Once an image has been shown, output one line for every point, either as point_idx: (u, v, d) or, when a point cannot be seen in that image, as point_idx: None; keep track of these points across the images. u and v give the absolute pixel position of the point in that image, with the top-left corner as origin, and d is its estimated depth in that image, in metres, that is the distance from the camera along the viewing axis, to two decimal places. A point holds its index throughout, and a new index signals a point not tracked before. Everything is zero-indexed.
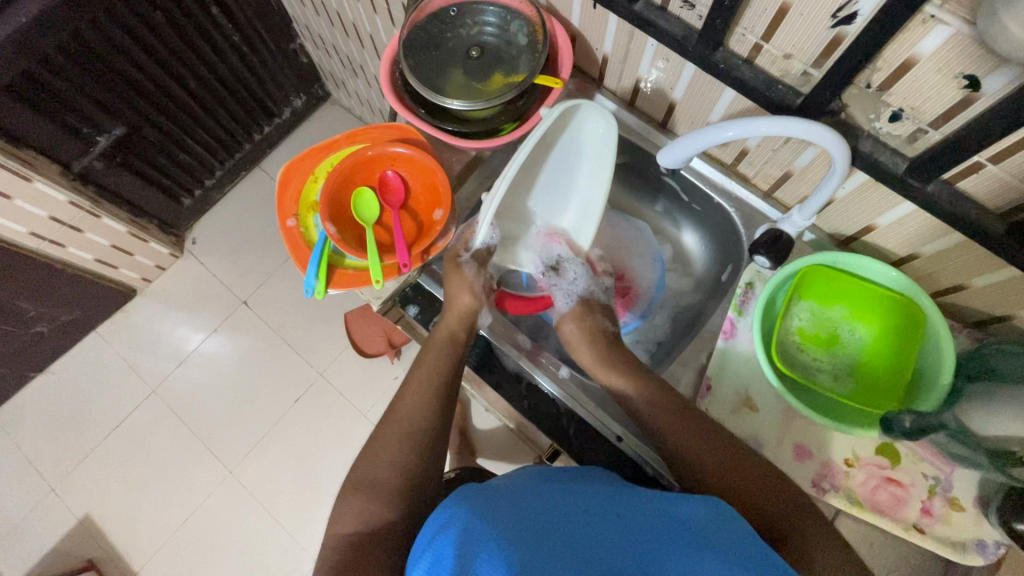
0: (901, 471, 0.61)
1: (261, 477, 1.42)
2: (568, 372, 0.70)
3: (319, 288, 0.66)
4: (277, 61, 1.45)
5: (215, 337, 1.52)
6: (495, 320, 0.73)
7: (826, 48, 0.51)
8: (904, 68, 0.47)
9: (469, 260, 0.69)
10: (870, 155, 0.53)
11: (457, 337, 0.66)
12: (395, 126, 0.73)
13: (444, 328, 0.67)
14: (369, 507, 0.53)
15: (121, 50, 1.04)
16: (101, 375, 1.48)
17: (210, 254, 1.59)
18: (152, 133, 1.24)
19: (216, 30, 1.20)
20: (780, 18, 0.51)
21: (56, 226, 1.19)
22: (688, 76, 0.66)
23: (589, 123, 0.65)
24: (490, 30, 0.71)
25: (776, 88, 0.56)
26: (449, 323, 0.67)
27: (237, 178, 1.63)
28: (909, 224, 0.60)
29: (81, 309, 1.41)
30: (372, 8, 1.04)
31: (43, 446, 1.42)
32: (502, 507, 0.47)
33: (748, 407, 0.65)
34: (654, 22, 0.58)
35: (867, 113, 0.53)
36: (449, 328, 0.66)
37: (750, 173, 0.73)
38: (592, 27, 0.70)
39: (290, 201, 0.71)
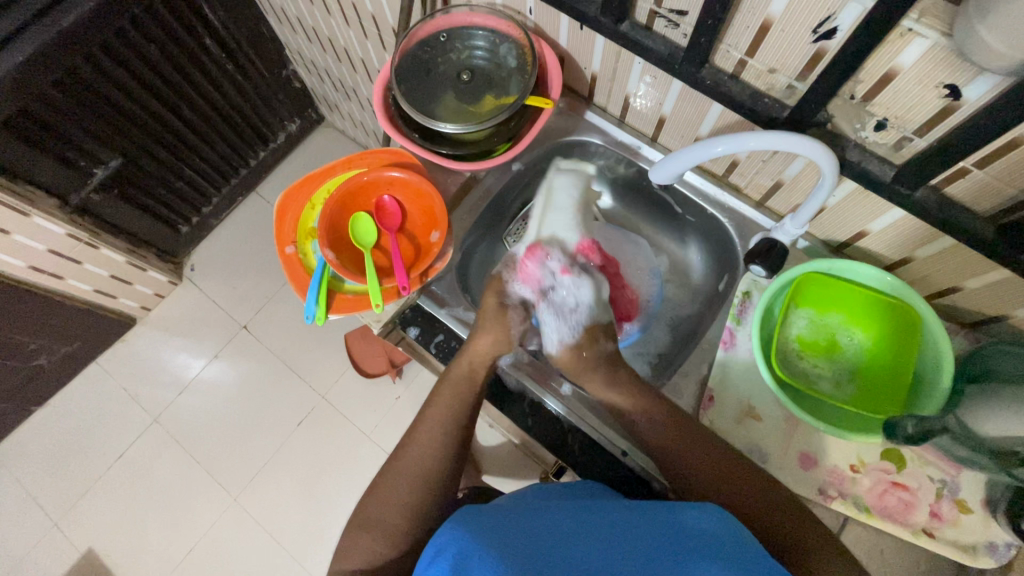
0: (907, 475, 0.61)
1: (267, 503, 1.41)
2: (570, 389, 0.70)
3: (319, 314, 0.66)
4: (271, 87, 1.47)
5: (215, 363, 1.52)
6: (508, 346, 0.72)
7: (809, 62, 0.52)
8: (885, 80, 0.49)
9: (513, 306, 0.71)
10: (857, 164, 0.54)
11: (477, 372, 0.65)
12: (389, 150, 0.74)
13: (460, 364, 0.66)
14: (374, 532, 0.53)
15: (115, 81, 1.05)
16: (102, 406, 1.47)
17: (209, 280, 1.59)
18: (148, 163, 1.25)
19: (208, 58, 1.22)
20: (763, 33, 0.52)
21: (54, 259, 1.20)
22: (675, 92, 0.67)
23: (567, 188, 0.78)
24: (480, 54, 0.72)
25: (762, 101, 0.57)
26: (473, 360, 0.66)
27: (235, 204, 1.65)
28: (902, 228, 0.61)
29: (80, 340, 1.41)
30: (364, 32, 1.06)
31: (45, 479, 1.41)
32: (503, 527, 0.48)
33: (752, 417, 0.65)
34: (640, 43, 0.59)
35: (852, 123, 0.54)
36: (470, 365, 0.65)
37: (742, 184, 0.74)
38: (580, 47, 0.71)
39: (288, 228, 0.71)
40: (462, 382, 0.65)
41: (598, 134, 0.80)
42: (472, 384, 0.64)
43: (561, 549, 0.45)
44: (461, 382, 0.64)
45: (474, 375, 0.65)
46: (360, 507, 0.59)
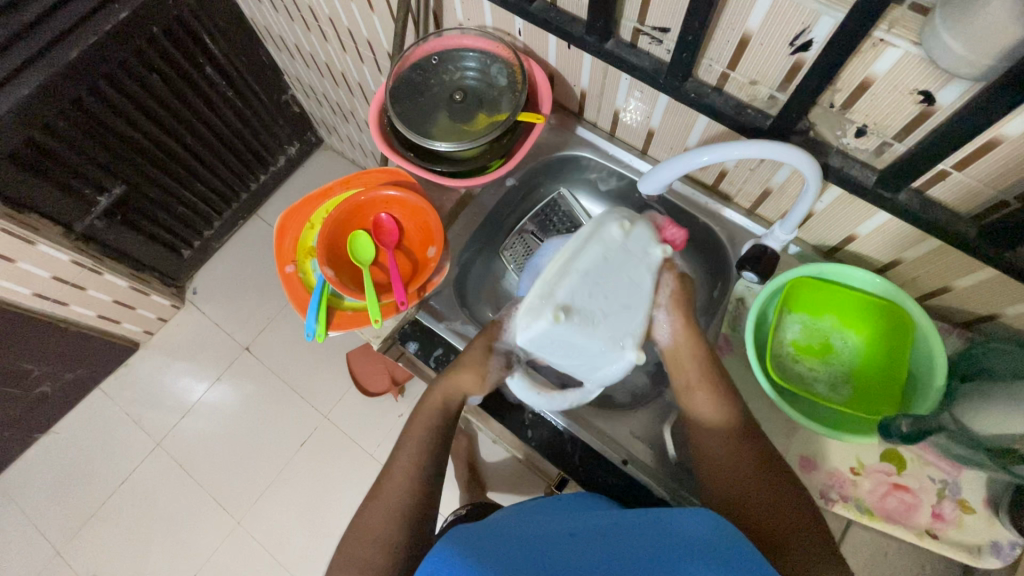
0: (908, 477, 0.61)
1: (270, 525, 1.40)
2: (569, 399, 0.70)
3: (319, 331, 0.67)
4: (271, 113, 1.51)
5: (218, 386, 1.53)
6: None
7: (788, 73, 0.54)
8: (862, 89, 0.50)
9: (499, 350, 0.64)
10: (839, 170, 0.55)
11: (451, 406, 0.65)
12: (385, 170, 0.76)
13: (432, 396, 0.65)
14: None
15: (118, 111, 1.08)
16: (105, 431, 1.48)
17: (211, 303, 1.61)
18: (150, 190, 1.28)
19: (209, 86, 1.25)
20: (743, 48, 0.54)
21: (59, 286, 1.22)
22: (662, 106, 0.69)
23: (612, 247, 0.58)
24: (472, 75, 0.74)
25: (745, 112, 0.59)
26: (444, 394, 0.65)
27: (236, 228, 1.67)
28: (888, 230, 0.62)
29: (84, 366, 1.43)
30: (359, 57, 1.10)
31: (49, 507, 1.41)
32: (495, 543, 0.48)
33: None
34: (625, 59, 0.61)
35: (834, 130, 0.55)
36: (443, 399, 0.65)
37: (731, 192, 0.75)
38: (569, 64, 0.73)
39: (288, 249, 0.72)
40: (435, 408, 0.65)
41: (590, 149, 0.82)
42: (444, 417, 0.65)
43: (561, 558, 0.45)
44: (433, 412, 0.65)
45: (448, 407, 0.65)
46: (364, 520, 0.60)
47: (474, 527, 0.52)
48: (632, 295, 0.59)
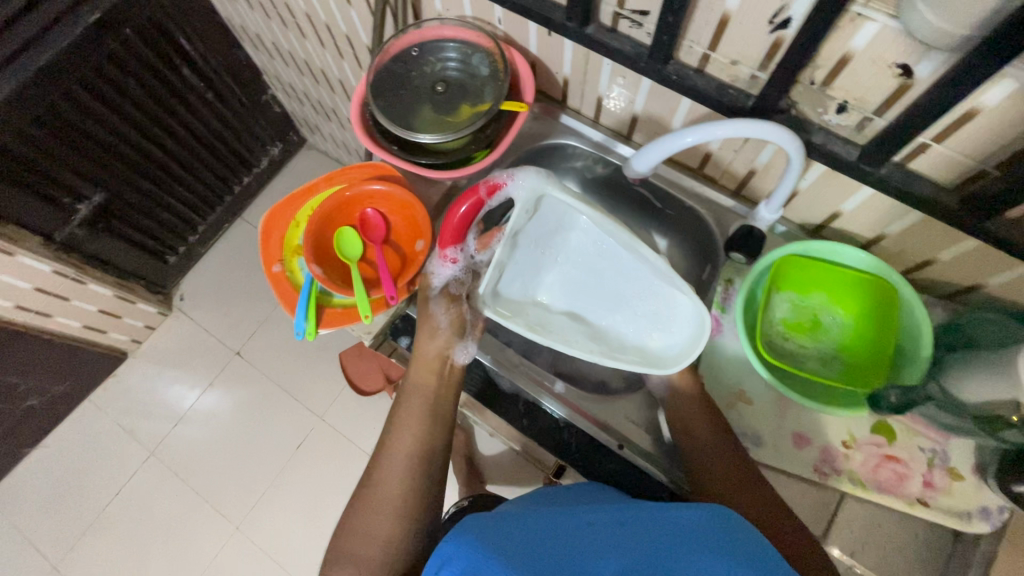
0: (899, 447, 0.62)
1: (269, 529, 1.40)
2: (564, 387, 0.68)
3: (310, 330, 0.66)
4: (252, 114, 1.49)
5: (210, 393, 1.51)
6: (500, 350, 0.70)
7: (768, 52, 0.54)
8: (842, 64, 0.50)
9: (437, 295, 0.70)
10: (822, 147, 0.55)
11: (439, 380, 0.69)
12: (369, 165, 0.74)
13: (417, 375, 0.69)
14: None
15: (94, 115, 1.06)
16: (97, 443, 1.46)
17: (200, 309, 1.59)
18: (132, 196, 1.26)
19: (187, 88, 1.23)
20: (723, 28, 0.54)
21: (41, 297, 1.20)
22: (646, 90, 0.69)
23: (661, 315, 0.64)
24: (452, 65, 0.73)
25: (727, 92, 0.59)
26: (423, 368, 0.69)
27: (221, 231, 1.65)
28: (872, 206, 0.63)
29: (72, 377, 1.40)
30: (339, 53, 1.08)
31: (43, 522, 1.39)
32: (505, 537, 0.48)
33: (742, 401, 0.66)
34: (607, 44, 0.61)
35: (815, 108, 0.56)
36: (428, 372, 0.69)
37: (716, 174, 0.76)
38: (550, 52, 0.73)
39: (274, 248, 0.71)
40: (423, 393, 0.68)
41: (574, 136, 0.81)
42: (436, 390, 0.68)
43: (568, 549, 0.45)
44: (423, 393, 0.68)
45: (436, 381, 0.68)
46: (361, 520, 0.61)
47: (479, 520, 0.52)
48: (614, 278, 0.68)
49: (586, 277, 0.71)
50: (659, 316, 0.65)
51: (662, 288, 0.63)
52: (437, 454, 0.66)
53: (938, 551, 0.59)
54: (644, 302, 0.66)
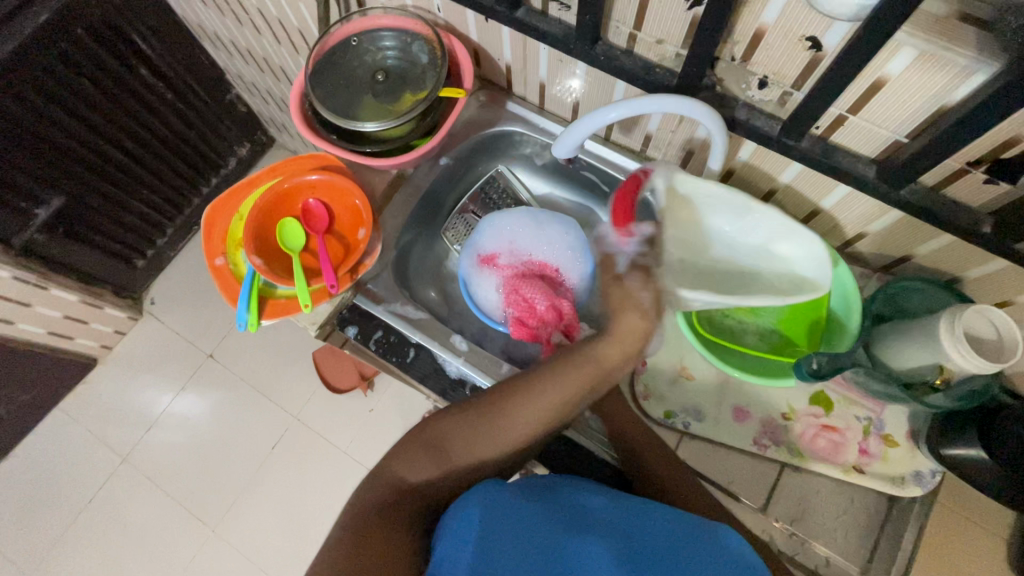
0: (835, 417, 0.63)
1: (246, 530, 1.39)
2: (510, 369, 0.70)
3: (252, 321, 0.67)
4: (215, 113, 1.47)
5: (183, 396, 1.50)
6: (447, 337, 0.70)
7: (689, 29, 0.55)
8: (757, 39, 0.51)
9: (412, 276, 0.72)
10: (746, 122, 0.56)
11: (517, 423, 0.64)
12: (312, 155, 0.74)
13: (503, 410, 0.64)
14: None
15: (45, 117, 1.05)
16: (69, 450, 1.44)
17: (170, 312, 1.58)
18: (91, 199, 1.24)
19: (145, 88, 1.22)
20: (644, 7, 0.55)
21: (1, 303, 1.18)
22: (583, 73, 0.70)
23: (794, 252, 0.58)
24: (392, 54, 0.73)
25: (655, 72, 0.59)
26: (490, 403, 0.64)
27: (190, 233, 1.63)
28: (803, 180, 0.64)
29: (40, 385, 1.39)
30: (295, 48, 1.08)
31: (16, 531, 1.37)
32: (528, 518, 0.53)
33: (685, 377, 0.67)
34: (536, 27, 0.61)
35: (739, 84, 0.56)
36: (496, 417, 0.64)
37: (659, 156, 0.77)
38: (490, 38, 0.73)
39: (217, 240, 0.71)
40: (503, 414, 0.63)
41: (521, 122, 0.82)
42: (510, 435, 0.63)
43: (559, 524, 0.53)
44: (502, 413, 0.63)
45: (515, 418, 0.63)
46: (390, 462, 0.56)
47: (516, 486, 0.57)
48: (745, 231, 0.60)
49: (714, 237, 0.62)
50: (791, 269, 0.59)
51: (767, 247, 0.59)
52: (516, 452, 0.59)
53: (875, 518, 0.61)
54: (767, 259, 0.60)
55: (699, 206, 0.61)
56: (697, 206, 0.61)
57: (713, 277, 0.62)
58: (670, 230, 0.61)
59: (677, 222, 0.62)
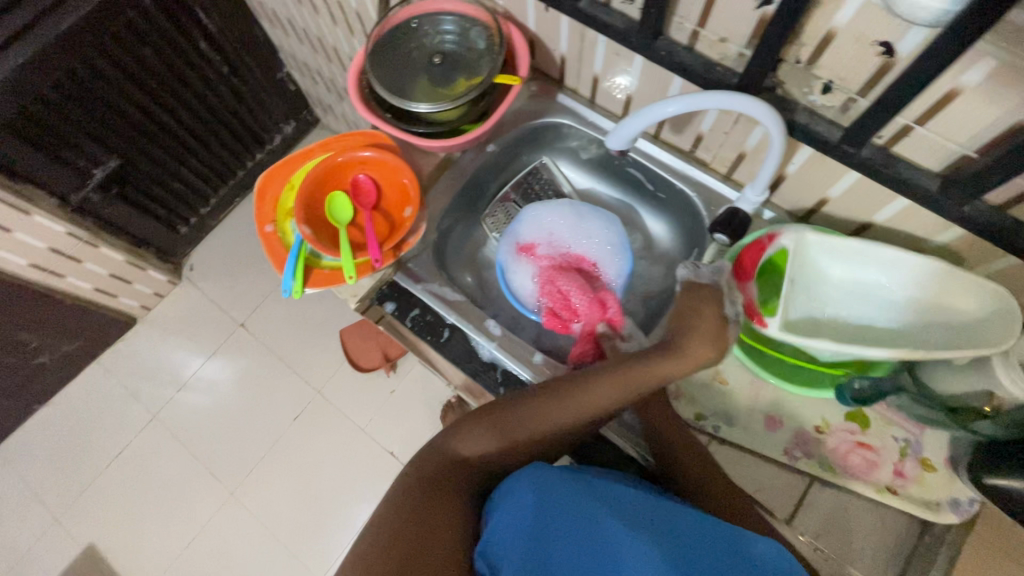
0: (871, 435, 0.62)
1: (262, 496, 1.43)
2: (542, 358, 0.70)
3: (296, 289, 0.68)
4: (265, 90, 1.51)
5: (213, 360, 1.55)
6: (481, 321, 0.71)
7: (755, 29, 0.54)
8: (826, 42, 0.50)
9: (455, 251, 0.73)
10: (806, 127, 0.55)
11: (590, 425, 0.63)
12: (364, 132, 0.76)
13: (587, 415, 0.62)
14: None
15: (111, 84, 1.10)
16: (103, 403, 1.51)
17: (207, 279, 1.63)
18: (145, 164, 1.29)
19: (203, 61, 1.26)
20: (711, 3, 0.55)
21: (55, 257, 1.24)
22: (639, 68, 0.69)
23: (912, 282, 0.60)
24: (451, 38, 0.74)
25: (715, 70, 0.59)
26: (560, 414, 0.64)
27: (232, 205, 1.68)
28: (859, 192, 0.62)
29: (82, 338, 1.45)
30: (349, 28, 1.10)
31: (49, 475, 1.44)
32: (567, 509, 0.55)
33: (718, 382, 0.66)
34: (598, 18, 0.61)
35: (801, 88, 0.56)
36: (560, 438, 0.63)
37: (708, 158, 0.76)
38: (548, 28, 0.74)
39: (268, 208, 0.73)
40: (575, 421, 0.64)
41: (570, 115, 0.82)
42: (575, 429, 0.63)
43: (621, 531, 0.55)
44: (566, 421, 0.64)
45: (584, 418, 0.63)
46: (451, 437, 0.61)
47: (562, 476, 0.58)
48: (880, 271, 0.61)
49: (834, 282, 0.63)
50: (906, 309, 0.61)
51: (898, 289, 0.61)
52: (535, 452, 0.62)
53: (905, 542, 0.59)
54: (896, 299, 0.61)
55: (823, 251, 0.62)
56: (824, 251, 0.62)
57: (835, 329, 0.62)
58: (795, 272, 0.62)
59: (799, 271, 0.62)
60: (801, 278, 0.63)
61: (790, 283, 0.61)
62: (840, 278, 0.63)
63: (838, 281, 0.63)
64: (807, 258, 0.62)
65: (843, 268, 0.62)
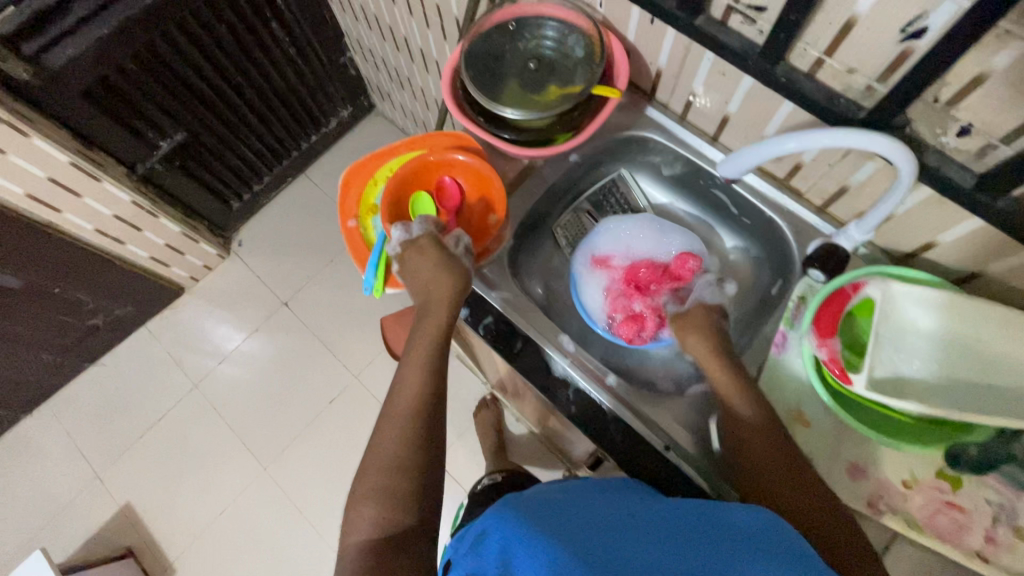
0: (963, 496, 0.58)
1: (294, 475, 1.46)
2: (615, 380, 0.69)
3: (377, 287, 0.69)
4: (329, 73, 1.52)
5: (256, 336, 1.58)
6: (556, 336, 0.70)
7: (892, 63, 0.51)
8: (975, 84, 0.47)
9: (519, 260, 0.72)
10: (935, 170, 0.52)
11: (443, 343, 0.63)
12: (451, 133, 0.74)
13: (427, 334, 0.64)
14: (412, 509, 0.53)
15: (185, 59, 1.11)
16: (147, 368, 1.55)
17: (255, 256, 1.65)
18: (208, 139, 1.31)
19: (273, 42, 1.27)
20: (846, 32, 0.52)
21: (117, 224, 1.27)
22: (745, 90, 0.67)
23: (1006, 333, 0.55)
24: (549, 44, 0.73)
25: (838, 102, 0.56)
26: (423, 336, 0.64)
27: (284, 184, 1.70)
28: (974, 240, 0.59)
29: (134, 303, 1.49)
30: (426, 21, 1.09)
31: (92, 433, 1.49)
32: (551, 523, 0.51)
33: (799, 423, 0.64)
34: (715, 37, 0.59)
35: (934, 129, 0.53)
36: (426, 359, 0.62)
37: (803, 188, 0.73)
38: (650, 40, 0.71)
39: (351, 202, 0.73)
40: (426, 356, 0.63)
41: (658, 131, 0.79)
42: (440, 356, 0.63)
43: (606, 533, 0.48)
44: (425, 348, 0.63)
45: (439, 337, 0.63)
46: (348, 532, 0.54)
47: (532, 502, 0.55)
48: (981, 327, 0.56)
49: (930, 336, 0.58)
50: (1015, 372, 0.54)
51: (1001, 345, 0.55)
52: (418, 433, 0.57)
53: None
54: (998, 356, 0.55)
55: (915, 305, 0.58)
56: (917, 304, 0.58)
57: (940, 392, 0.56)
58: (883, 326, 0.58)
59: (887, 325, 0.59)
60: (892, 331, 0.58)
61: (878, 336, 0.58)
62: (937, 331, 0.58)
63: (935, 335, 0.58)
64: (897, 311, 0.59)
65: (934, 319, 0.57)
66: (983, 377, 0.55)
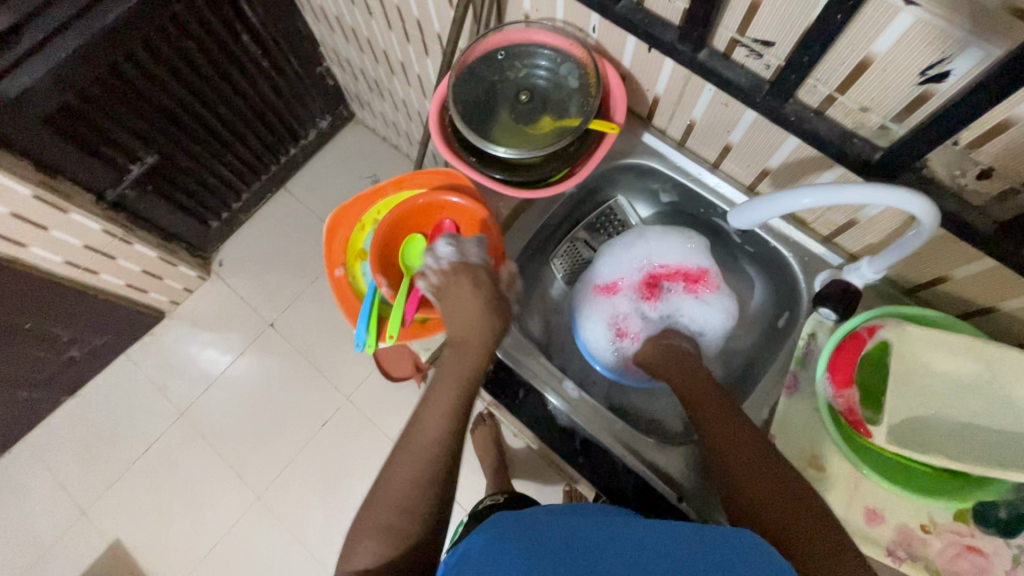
0: (984, 540, 0.57)
1: (289, 501, 1.42)
2: (622, 425, 0.67)
3: (370, 343, 0.65)
4: (305, 85, 1.46)
5: (242, 359, 1.53)
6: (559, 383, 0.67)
7: (909, 104, 0.49)
8: (999, 130, 0.45)
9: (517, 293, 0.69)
10: (956, 214, 0.50)
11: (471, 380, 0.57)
12: (442, 172, 0.70)
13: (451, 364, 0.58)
14: None
15: (154, 79, 1.05)
16: (130, 397, 1.49)
17: (237, 276, 1.59)
18: (182, 160, 1.25)
19: (246, 56, 1.21)
20: (860, 71, 0.49)
21: (89, 254, 1.20)
22: (748, 121, 0.64)
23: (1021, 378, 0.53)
24: (541, 74, 0.69)
25: (851, 141, 0.53)
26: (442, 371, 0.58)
27: (264, 200, 1.64)
28: (990, 278, 0.57)
29: (112, 332, 1.43)
30: (405, 36, 1.04)
31: (75, 468, 1.43)
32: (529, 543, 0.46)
33: (815, 468, 0.62)
34: (720, 72, 0.56)
35: (951, 170, 0.51)
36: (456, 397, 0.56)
37: (809, 218, 0.71)
38: (647, 68, 0.68)
39: (338, 249, 0.69)
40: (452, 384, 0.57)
41: (657, 158, 0.76)
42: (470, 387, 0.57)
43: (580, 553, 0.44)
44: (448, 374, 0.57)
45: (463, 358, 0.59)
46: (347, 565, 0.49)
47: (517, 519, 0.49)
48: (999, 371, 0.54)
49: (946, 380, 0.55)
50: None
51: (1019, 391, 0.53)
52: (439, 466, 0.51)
53: None
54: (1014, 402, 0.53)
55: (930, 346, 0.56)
56: (932, 346, 0.56)
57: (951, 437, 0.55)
58: (901, 370, 0.56)
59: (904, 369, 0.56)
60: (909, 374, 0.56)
61: (896, 380, 0.56)
62: (957, 374, 0.55)
63: (955, 378, 0.55)
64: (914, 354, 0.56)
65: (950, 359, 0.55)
66: (1000, 423, 0.54)
